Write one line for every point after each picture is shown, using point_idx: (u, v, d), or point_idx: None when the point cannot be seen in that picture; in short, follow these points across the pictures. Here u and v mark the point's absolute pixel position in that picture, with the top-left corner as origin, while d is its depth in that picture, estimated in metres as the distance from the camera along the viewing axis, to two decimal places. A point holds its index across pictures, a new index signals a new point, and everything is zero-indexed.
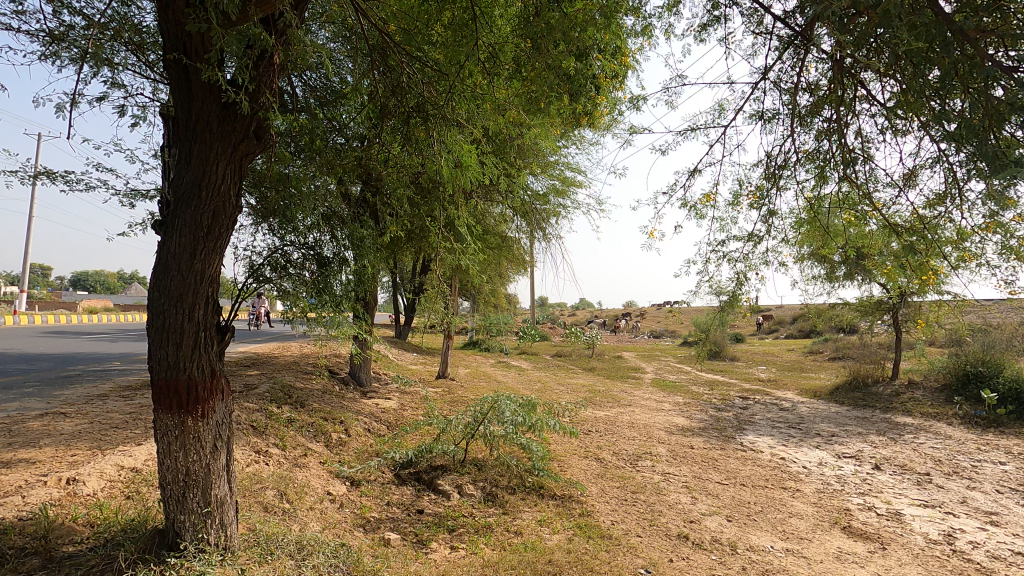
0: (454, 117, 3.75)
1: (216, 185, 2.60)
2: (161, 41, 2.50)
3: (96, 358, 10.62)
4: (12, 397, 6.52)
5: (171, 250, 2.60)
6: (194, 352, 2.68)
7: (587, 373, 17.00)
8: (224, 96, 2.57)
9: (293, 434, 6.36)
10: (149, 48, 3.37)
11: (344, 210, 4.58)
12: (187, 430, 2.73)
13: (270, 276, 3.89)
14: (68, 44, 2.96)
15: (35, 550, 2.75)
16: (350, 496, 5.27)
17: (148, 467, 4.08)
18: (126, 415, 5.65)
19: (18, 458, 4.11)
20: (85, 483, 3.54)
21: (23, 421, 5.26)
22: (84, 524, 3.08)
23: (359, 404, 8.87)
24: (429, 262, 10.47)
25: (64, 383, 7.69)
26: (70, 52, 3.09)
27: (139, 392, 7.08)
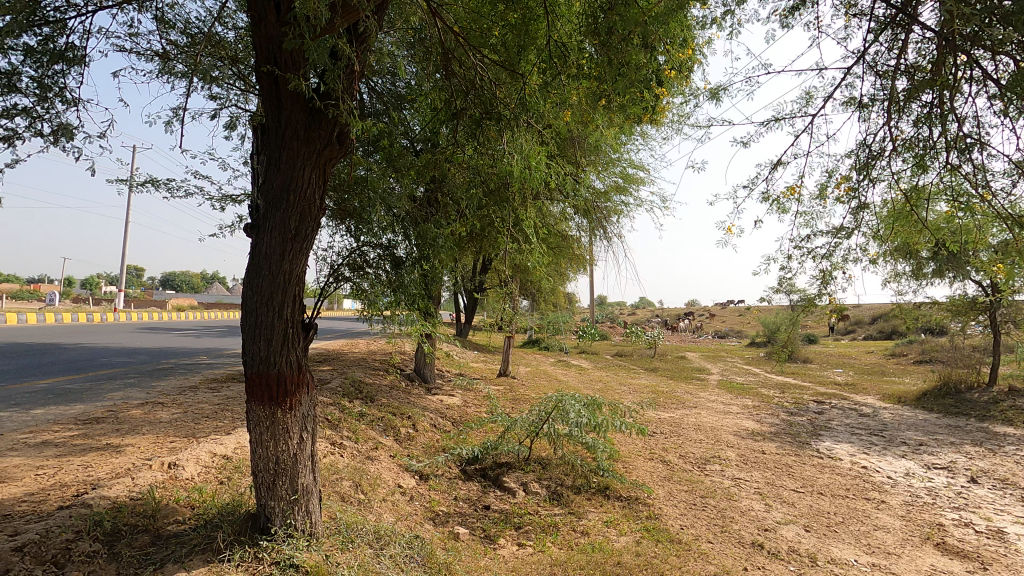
0: (525, 117, 3.75)
1: (303, 189, 2.74)
2: (253, 54, 2.67)
3: (186, 352, 11.47)
4: (117, 386, 7.17)
5: (263, 251, 2.75)
6: (283, 347, 2.82)
7: (650, 374, 16.67)
8: (310, 104, 2.70)
9: (364, 428, 6.61)
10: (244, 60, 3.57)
11: (416, 212, 4.70)
12: (277, 421, 2.89)
13: (349, 275, 4.08)
14: (173, 61, 3.19)
15: (145, 527, 2.99)
16: (420, 490, 5.42)
17: (237, 455, 4.36)
18: (215, 406, 6.06)
19: (125, 443, 4.50)
20: (184, 468, 3.83)
21: (127, 410, 5.76)
22: (185, 505, 3.33)
23: (425, 400, 9.10)
24: (489, 261, 10.59)
25: (158, 375, 8.34)
26: (176, 68, 3.33)
27: (225, 384, 7.60)
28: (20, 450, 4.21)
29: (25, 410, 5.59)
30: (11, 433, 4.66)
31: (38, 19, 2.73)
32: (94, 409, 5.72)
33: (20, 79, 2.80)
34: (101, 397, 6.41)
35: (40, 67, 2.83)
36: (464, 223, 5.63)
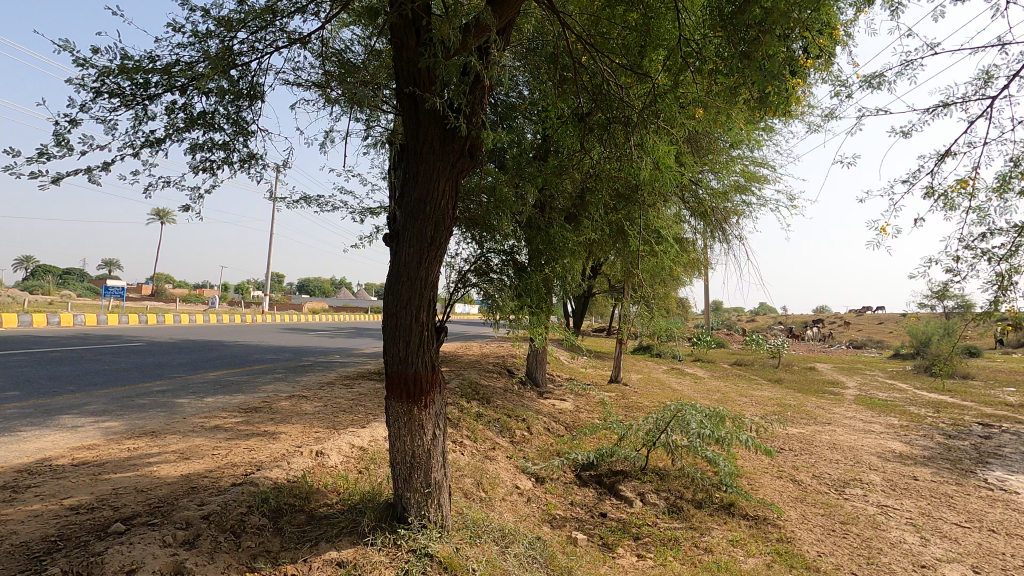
0: (654, 119, 3.69)
1: (438, 200, 2.91)
2: (395, 77, 2.89)
3: (322, 351, 12.64)
4: (269, 380, 8.08)
5: (402, 259, 2.96)
6: (419, 348, 3.02)
7: (774, 385, 15.49)
8: (445, 120, 2.86)
9: (482, 428, 6.84)
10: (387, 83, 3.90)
11: (540, 220, 4.81)
12: (413, 418, 3.09)
13: (474, 280, 4.26)
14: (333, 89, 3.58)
15: (301, 507, 3.35)
16: (536, 491, 5.50)
17: (372, 447, 4.72)
18: (350, 401, 6.61)
19: (280, 431, 5.07)
20: (329, 456, 4.23)
21: (278, 401, 6.47)
22: (332, 491, 3.67)
23: (538, 403, 9.22)
24: (601, 266, 10.51)
25: (301, 371, 9.29)
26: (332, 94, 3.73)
27: (357, 382, 8.25)
28: (199, 433, 4.90)
29: (200, 397, 6.49)
30: (191, 417, 5.44)
31: (230, 65, 3.21)
32: (253, 400, 6.50)
33: (215, 116, 3.31)
34: (257, 389, 7.27)
35: (230, 105, 3.32)
36: (587, 230, 5.66)
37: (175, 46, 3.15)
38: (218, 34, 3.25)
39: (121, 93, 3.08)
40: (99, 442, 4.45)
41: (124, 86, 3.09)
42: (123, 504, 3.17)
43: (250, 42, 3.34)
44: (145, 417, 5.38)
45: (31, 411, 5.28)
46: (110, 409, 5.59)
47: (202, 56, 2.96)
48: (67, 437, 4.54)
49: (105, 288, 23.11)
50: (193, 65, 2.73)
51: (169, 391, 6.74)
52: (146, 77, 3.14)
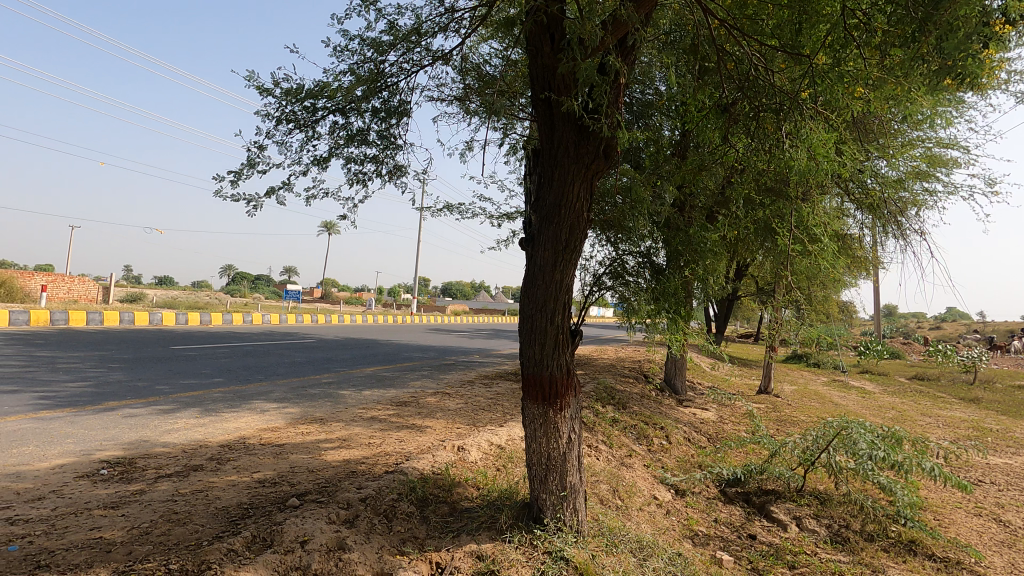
0: (812, 105, 3.32)
1: (573, 203, 2.90)
2: (530, 83, 2.95)
3: (463, 351, 13.33)
4: (416, 376, 8.71)
5: (538, 262, 3.00)
6: (554, 351, 3.03)
7: (969, 405, 13.09)
8: (580, 122, 2.86)
9: (618, 434, 6.69)
10: (523, 90, 4.00)
11: (678, 220, 4.58)
12: (549, 420, 3.12)
13: (609, 283, 4.18)
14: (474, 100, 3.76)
15: (445, 499, 3.54)
16: (676, 505, 5.23)
17: (509, 446, 4.85)
18: (488, 400, 6.87)
19: (426, 425, 5.43)
20: (470, 452, 4.42)
21: (424, 396, 6.95)
22: (472, 485, 3.84)
23: (677, 412, 8.79)
24: (747, 267, 9.75)
25: (445, 369, 9.87)
26: (472, 106, 3.91)
27: (495, 381, 8.56)
28: (358, 422, 5.43)
29: (359, 390, 7.20)
30: (352, 408, 6.05)
31: (382, 85, 3.52)
32: (403, 394, 7.05)
33: (369, 133, 3.66)
34: (407, 384, 7.87)
35: (382, 123, 3.65)
36: (733, 228, 5.27)
37: (337, 73, 3.54)
38: (373, 59, 3.59)
39: (295, 118, 3.54)
40: (281, 426, 5.14)
41: (297, 113, 3.55)
42: (298, 482, 3.62)
43: (400, 63, 3.64)
44: (316, 405, 6.10)
45: (231, 395, 6.27)
46: (288, 397, 6.43)
47: (358, 79, 3.30)
48: (257, 419, 5.31)
49: (286, 292, 26.71)
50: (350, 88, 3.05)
51: (335, 383, 7.58)
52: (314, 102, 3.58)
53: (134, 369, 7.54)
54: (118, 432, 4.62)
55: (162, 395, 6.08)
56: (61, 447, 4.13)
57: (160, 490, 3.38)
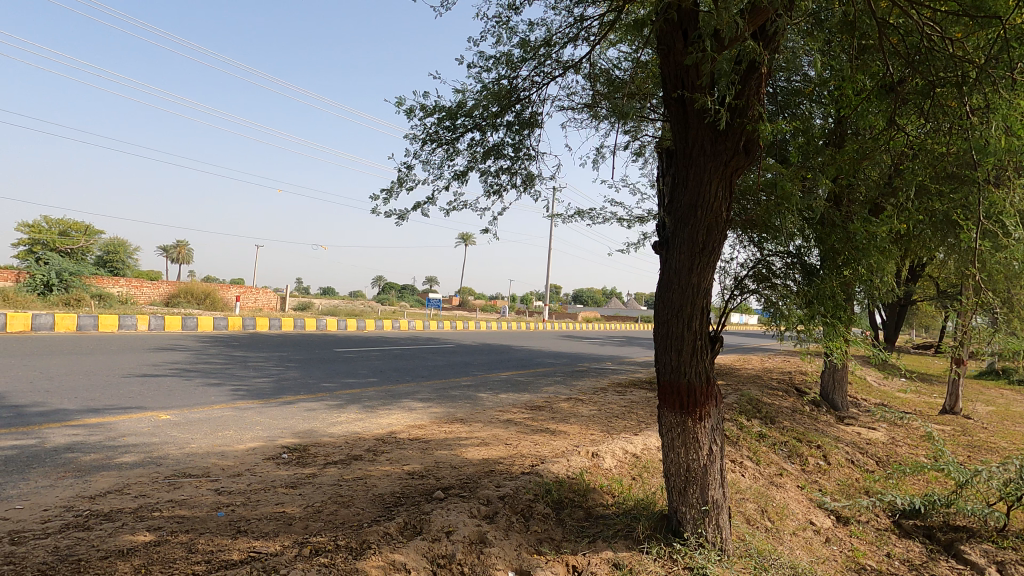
0: (1008, 72, 2.82)
1: (710, 203, 2.77)
2: (662, 83, 2.88)
3: (596, 358, 13.23)
4: (549, 382, 8.84)
5: (673, 266, 2.89)
6: (693, 358, 2.90)
7: None
8: (717, 118, 2.73)
9: (766, 450, 6.19)
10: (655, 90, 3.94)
11: (831, 216, 4.21)
12: (687, 429, 2.99)
13: (754, 286, 3.86)
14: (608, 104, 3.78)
15: (580, 504, 3.56)
16: (838, 532, 4.69)
17: (645, 455, 4.72)
18: (623, 408, 6.74)
19: (560, 430, 5.49)
20: (604, 459, 4.39)
21: (558, 401, 7.02)
22: (608, 492, 3.82)
23: (837, 429, 7.89)
24: (923, 267, 8.47)
25: (577, 375, 9.89)
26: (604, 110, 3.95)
27: (628, 389, 8.38)
28: (495, 424, 5.65)
29: (495, 393, 7.49)
30: (490, 410, 6.31)
31: (514, 100, 3.70)
32: (537, 398, 7.20)
33: (503, 147, 3.86)
34: (540, 389, 8.02)
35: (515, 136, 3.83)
36: (903, 221, 4.67)
37: (474, 92, 3.78)
38: (507, 75, 3.77)
39: (436, 138, 3.84)
40: (426, 423, 5.53)
41: (439, 132, 3.85)
42: (442, 476, 3.88)
43: (532, 77, 3.80)
44: (456, 406, 6.46)
45: (383, 394, 6.90)
46: (432, 397, 6.90)
47: (493, 97, 3.50)
48: (405, 417, 5.77)
49: (429, 300, 28.69)
50: (487, 105, 3.25)
51: (473, 386, 7.97)
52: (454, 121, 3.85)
53: (306, 368, 8.61)
54: (294, 422, 5.31)
55: (327, 392, 6.87)
56: (252, 433, 4.86)
57: (328, 475, 3.82)
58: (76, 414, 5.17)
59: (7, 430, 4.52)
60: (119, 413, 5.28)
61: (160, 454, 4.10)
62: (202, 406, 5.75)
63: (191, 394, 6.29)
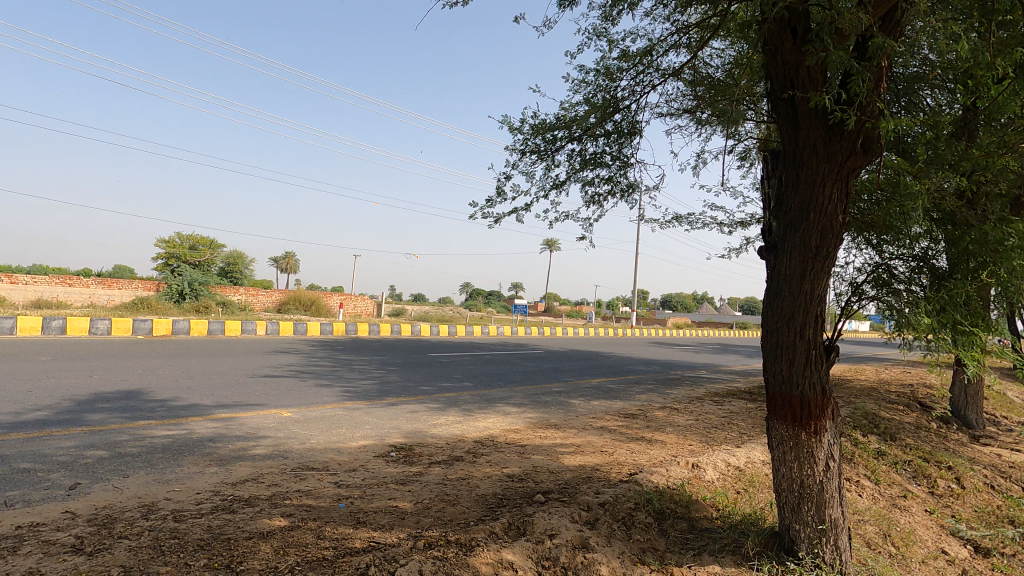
0: None
1: (825, 205, 2.64)
2: (770, 84, 2.80)
3: (690, 366, 12.79)
4: (642, 390, 8.68)
5: (782, 272, 2.77)
6: (806, 368, 2.76)
7: None
8: (831, 117, 2.62)
9: (886, 470, 5.69)
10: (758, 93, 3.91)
11: (965, 215, 3.83)
12: (801, 443, 2.85)
13: (872, 292, 3.65)
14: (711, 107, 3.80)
15: (683, 515, 3.50)
16: (977, 565, 4.22)
17: (749, 469, 4.53)
18: (722, 419, 6.49)
19: (657, 439, 5.39)
20: (705, 470, 4.26)
21: (652, 410, 6.89)
22: (712, 505, 3.72)
23: (972, 450, 7.08)
24: None
25: (671, 384, 9.62)
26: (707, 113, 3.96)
27: (727, 399, 8.04)
28: (590, 431, 5.66)
29: (587, 400, 7.48)
30: (583, 417, 6.32)
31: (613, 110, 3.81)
32: (630, 406, 7.11)
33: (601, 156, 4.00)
34: (633, 397, 7.90)
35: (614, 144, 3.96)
36: None
37: (573, 105, 3.95)
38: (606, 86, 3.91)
39: (537, 150, 4.05)
40: (521, 428, 5.65)
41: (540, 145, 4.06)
42: (541, 480, 3.96)
43: (630, 87, 3.92)
44: (549, 412, 6.54)
45: (478, 398, 7.12)
46: (525, 402, 7.02)
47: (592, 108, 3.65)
48: (501, 421, 5.93)
49: (516, 306, 29.14)
50: (587, 116, 3.41)
51: (564, 392, 8.00)
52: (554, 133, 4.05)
53: (405, 372, 9.09)
54: (398, 423, 5.63)
55: (426, 394, 7.20)
56: (362, 432, 5.22)
57: (433, 474, 4.03)
58: (213, 409, 5.81)
59: (161, 421, 5.18)
60: (248, 409, 5.87)
61: (285, 448, 4.52)
62: (316, 405, 6.24)
63: (307, 393, 6.85)
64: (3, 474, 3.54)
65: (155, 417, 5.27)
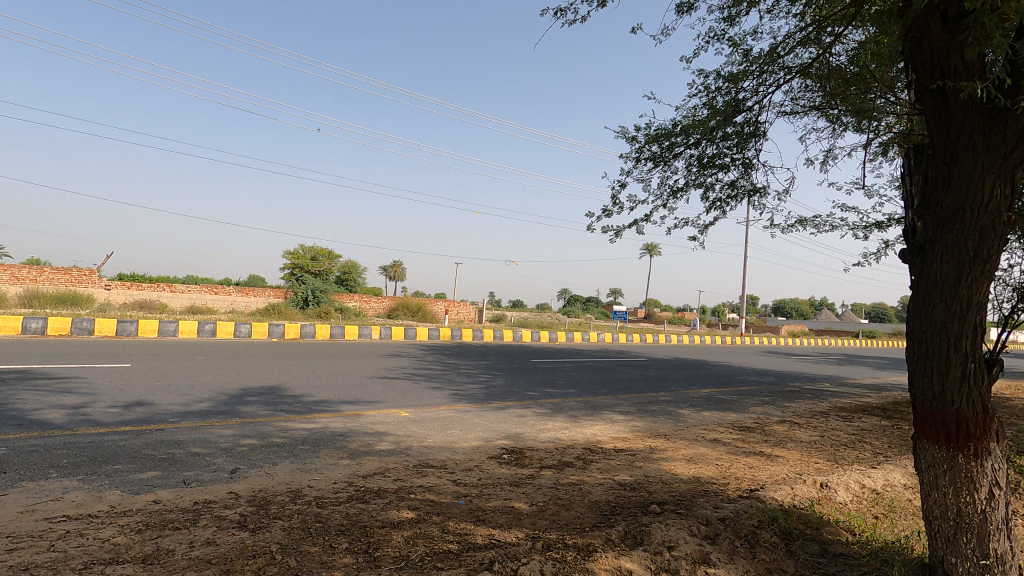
0: None
1: (985, 203, 2.37)
2: (915, 74, 2.60)
3: (811, 378, 11.86)
4: (756, 402, 8.18)
5: (932, 276, 2.52)
6: (963, 385, 2.49)
7: None
8: (991, 107, 2.38)
9: None
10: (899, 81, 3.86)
11: None
12: (958, 467, 2.56)
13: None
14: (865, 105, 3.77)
15: (814, 538, 3.27)
16: None
17: (889, 492, 4.13)
18: (851, 436, 5.96)
19: (777, 455, 5.07)
20: (837, 491, 3.94)
21: (770, 424, 6.49)
22: (846, 529, 3.45)
23: None
24: None
25: (790, 396, 8.99)
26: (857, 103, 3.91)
27: (856, 415, 7.35)
28: (702, 443, 5.45)
29: (697, 410, 7.20)
30: (694, 428, 6.11)
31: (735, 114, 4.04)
32: (745, 419, 6.73)
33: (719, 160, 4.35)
34: (747, 409, 7.48)
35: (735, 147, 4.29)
36: None
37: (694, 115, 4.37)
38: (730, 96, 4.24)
39: (653, 157, 4.87)
40: (630, 436, 5.57)
41: (656, 152, 4.88)
42: (654, 491, 3.89)
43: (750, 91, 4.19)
44: (658, 421, 6.39)
45: (584, 405, 7.13)
46: (632, 411, 6.91)
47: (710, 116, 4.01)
48: (608, 428, 5.89)
49: (617, 313, 28.72)
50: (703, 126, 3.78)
51: (672, 401, 7.76)
52: (670, 141, 4.82)
53: (510, 377, 9.32)
54: (508, 426, 5.80)
55: (532, 400, 7.33)
56: (474, 433, 5.43)
57: (545, 478, 4.10)
58: (340, 406, 6.34)
59: (297, 415, 5.75)
60: (370, 406, 6.33)
61: (405, 445, 4.83)
62: (430, 406, 6.59)
63: (421, 395, 7.26)
64: (179, 456, 4.13)
65: (293, 412, 5.86)
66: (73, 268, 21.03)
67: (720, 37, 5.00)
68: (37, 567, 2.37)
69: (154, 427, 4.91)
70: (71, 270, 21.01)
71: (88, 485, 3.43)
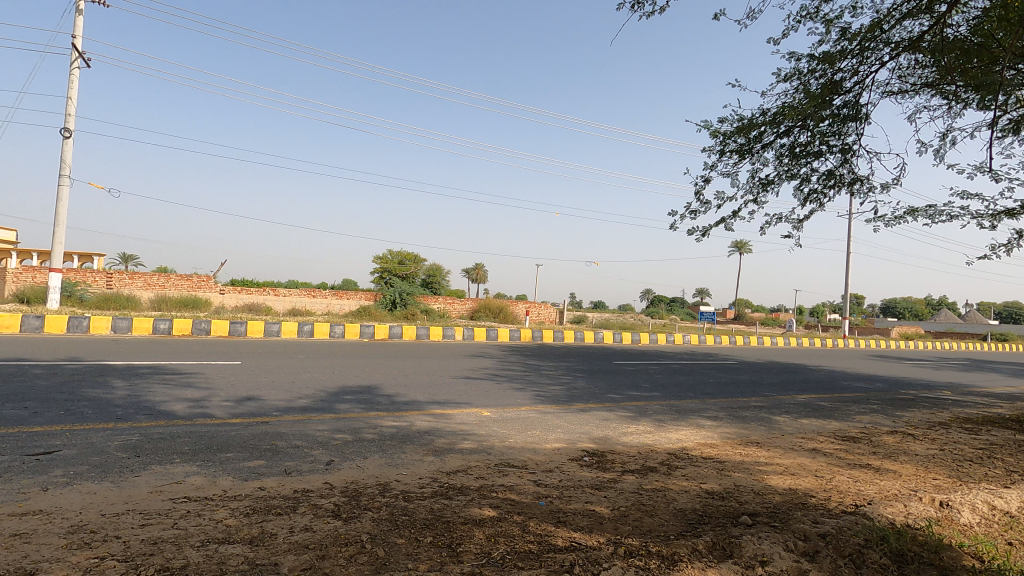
0: None
1: None
2: None
3: (929, 385, 10.74)
4: (862, 410, 7.50)
5: None
6: None
7: None
8: None
9: None
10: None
11: None
12: None
13: None
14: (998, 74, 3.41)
15: (932, 562, 2.93)
16: None
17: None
18: (978, 451, 5.31)
19: (887, 468, 4.65)
20: (960, 512, 3.53)
21: (880, 434, 5.94)
22: (972, 554, 3.07)
23: None
24: None
25: (902, 404, 8.18)
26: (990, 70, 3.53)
27: (983, 427, 6.56)
28: (800, 452, 5.10)
29: (794, 418, 6.75)
30: (791, 436, 5.73)
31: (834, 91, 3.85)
32: (849, 429, 6.20)
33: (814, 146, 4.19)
34: (852, 418, 6.90)
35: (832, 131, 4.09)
36: None
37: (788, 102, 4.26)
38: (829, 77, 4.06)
39: (740, 147, 4.68)
40: (719, 443, 5.32)
41: (742, 142, 4.69)
42: (745, 501, 3.68)
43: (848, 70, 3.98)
44: (750, 427, 6.07)
45: (669, 409, 6.91)
46: (721, 416, 6.59)
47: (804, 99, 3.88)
48: (694, 434, 5.65)
49: (704, 313, 27.63)
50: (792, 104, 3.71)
51: (765, 407, 7.31)
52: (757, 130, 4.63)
53: (592, 378, 9.23)
54: (590, 428, 5.73)
55: (615, 402, 7.20)
56: (556, 434, 5.43)
57: (628, 483, 4.01)
58: (427, 405, 6.56)
59: (387, 412, 6.04)
60: (454, 406, 6.51)
61: (487, 444, 4.90)
62: (512, 407, 6.67)
63: (503, 395, 7.38)
64: (282, 448, 4.46)
65: (382, 409, 6.16)
66: (194, 275, 23.37)
67: (815, 19, 4.77)
68: (164, 542, 2.65)
69: (262, 421, 5.35)
70: (191, 276, 23.32)
71: (205, 471, 3.79)
